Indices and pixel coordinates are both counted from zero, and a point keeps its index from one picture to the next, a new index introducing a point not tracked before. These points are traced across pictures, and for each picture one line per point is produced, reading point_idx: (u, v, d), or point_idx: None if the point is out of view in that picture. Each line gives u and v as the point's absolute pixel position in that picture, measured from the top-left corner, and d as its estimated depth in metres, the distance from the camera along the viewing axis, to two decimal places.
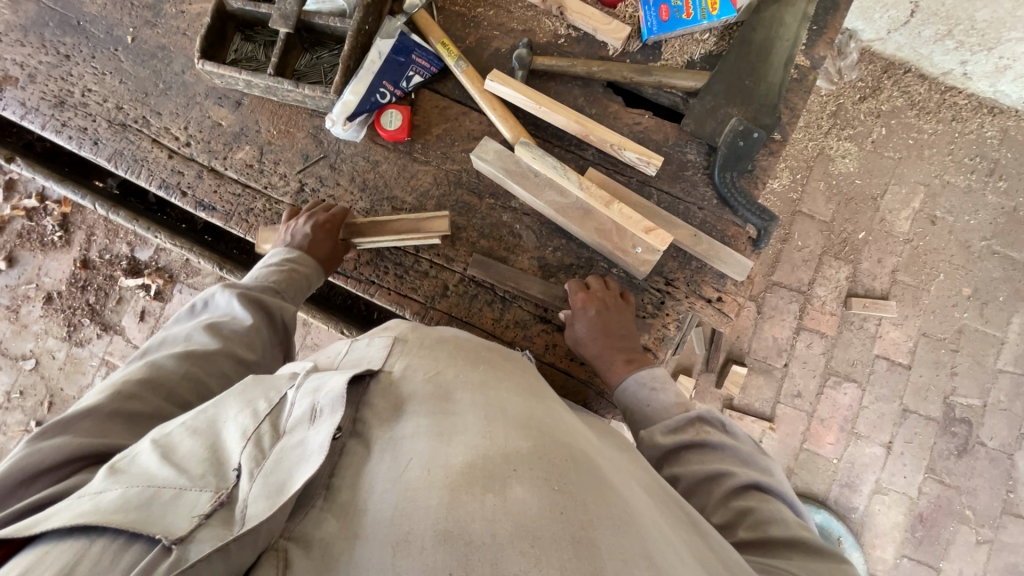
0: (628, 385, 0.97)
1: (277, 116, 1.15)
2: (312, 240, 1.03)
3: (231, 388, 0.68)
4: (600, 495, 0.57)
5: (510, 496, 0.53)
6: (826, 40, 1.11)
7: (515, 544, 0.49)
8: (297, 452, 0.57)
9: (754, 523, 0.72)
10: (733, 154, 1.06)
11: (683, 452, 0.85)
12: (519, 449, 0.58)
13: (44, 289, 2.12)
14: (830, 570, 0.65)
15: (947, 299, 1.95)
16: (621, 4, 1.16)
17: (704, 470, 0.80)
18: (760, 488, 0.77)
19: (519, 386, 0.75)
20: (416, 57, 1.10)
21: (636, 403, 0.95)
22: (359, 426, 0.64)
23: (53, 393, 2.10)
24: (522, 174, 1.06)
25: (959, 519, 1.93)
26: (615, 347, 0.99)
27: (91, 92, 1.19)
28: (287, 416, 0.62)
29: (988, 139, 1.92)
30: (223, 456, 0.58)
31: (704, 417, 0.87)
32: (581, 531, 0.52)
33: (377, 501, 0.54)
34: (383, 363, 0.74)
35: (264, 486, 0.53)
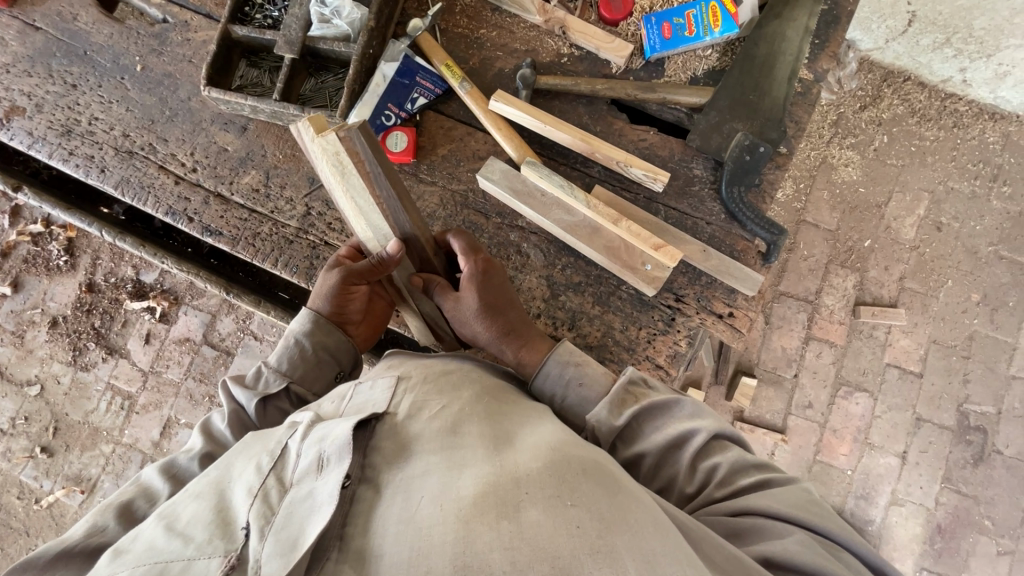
0: (549, 369, 0.91)
1: (282, 141, 1.16)
2: (344, 298, 0.95)
3: (233, 453, 0.69)
4: (614, 498, 0.56)
5: (525, 521, 0.52)
6: (828, 53, 1.11)
7: (536, 568, 0.48)
8: (308, 504, 0.56)
9: (724, 479, 0.76)
10: (740, 168, 1.06)
11: (635, 425, 0.83)
12: (530, 472, 0.57)
13: (49, 314, 2.12)
14: (796, 495, 0.72)
15: (957, 306, 1.94)
16: (623, 21, 1.16)
17: (665, 435, 0.79)
18: (721, 437, 0.79)
19: (524, 405, 0.74)
20: (420, 79, 1.12)
21: (565, 385, 0.89)
22: (368, 470, 0.61)
23: (58, 419, 2.09)
24: (529, 193, 1.06)
25: (979, 529, 1.90)
26: (516, 324, 0.95)
27: (98, 120, 1.20)
28: (293, 467, 0.61)
29: (990, 145, 1.92)
30: (230, 516, 0.58)
31: (633, 378, 0.87)
32: (601, 539, 0.51)
33: (392, 541, 0.52)
34: (388, 404, 0.70)
35: (277, 543, 0.52)
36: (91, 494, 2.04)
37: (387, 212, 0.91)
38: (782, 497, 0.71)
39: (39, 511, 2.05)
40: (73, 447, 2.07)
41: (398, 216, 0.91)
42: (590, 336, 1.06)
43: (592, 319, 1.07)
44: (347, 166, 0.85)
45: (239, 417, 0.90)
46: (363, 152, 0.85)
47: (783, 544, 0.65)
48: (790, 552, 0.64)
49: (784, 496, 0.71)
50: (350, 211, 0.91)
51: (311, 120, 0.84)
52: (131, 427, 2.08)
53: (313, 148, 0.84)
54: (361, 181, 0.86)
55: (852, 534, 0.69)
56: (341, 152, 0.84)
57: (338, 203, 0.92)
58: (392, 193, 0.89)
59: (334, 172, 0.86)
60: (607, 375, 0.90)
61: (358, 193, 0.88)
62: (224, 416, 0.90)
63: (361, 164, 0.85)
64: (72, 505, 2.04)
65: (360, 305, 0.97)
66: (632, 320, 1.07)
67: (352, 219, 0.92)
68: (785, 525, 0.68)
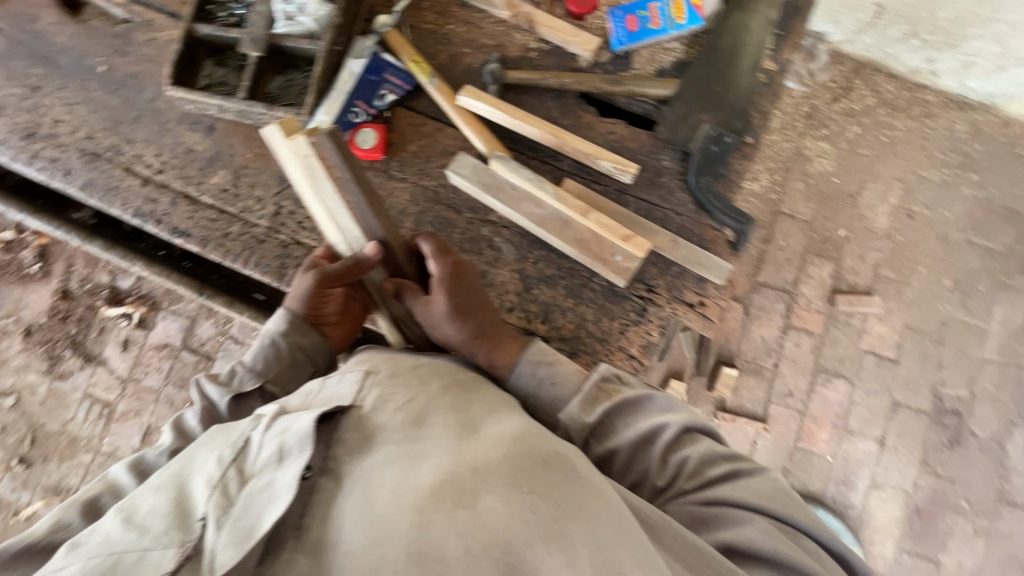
0: (520, 369, 0.89)
1: (251, 140, 1.15)
2: (320, 299, 0.92)
3: (195, 446, 0.66)
4: (572, 487, 0.57)
5: (481, 509, 0.53)
6: (791, 44, 1.13)
7: (488, 555, 0.50)
8: (265, 495, 0.55)
9: (694, 471, 0.78)
10: (707, 159, 1.08)
11: (607, 421, 0.84)
12: (489, 461, 0.58)
13: (23, 322, 2.08)
14: (759, 484, 0.75)
15: (930, 292, 1.98)
16: (589, 15, 1.17)
17: (636, 431, 0.81)
18: (691, 430, 0.81)
19: (491, 397, 0.74)
20: (389, 76, 1.14)
21: (537, 385, 0.88)
22: (330, 462, 0.61)
23: (35, 429, 2.05)
24: (499, 187, 1.07)
25: (956, 510, 1.94)
26: (489, 325, 0.92)
27: (62, 122, 1.18)
28: (255, 458, 0.60)
29: (959, 133, 1.97)
30: (188, 507, 0.57)
31: (606, 376, 0.86)
32: (553, 526, 0.53)
33: (350, 530, 0.53)
34: (355, 398, 0.69)
35: (233, 533, 0.53)
36: None
37: (358, 219, 0.90)
38: (748, 488, 0.75)
39: (17, 523, 2.01)
40: (51, 457, 2.04)
41: (371, 223, 0.90)
42: (563, 328, 1.07)
43: (565, 311, 1.07)
44: (317, 170, 0.85)
45: (210, 413, 0.89)
46: (333, 159, 0.84)
47: (744, 532, 0.70)
48: (751, 540, 0.69)
49: (750, 486, 0.75)
50: (321, 210, 0.92)
51: (280, 124, 0.82)
52: (110, 435, 2.05)
53: (284, 149, 0.84)
54: (331, 186, 0.86)
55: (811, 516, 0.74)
56: (311, 157, 0.83)
57: (309, 201, 0.93)
58: (363, 200, 0.88)
59: (306, 174, 0.86)
60: (581, 372, 0.88)
61: (329, 196, 0.88)
62: (196, 413, 0.89)
63: (331, 171, 0.84)
64: None
65: (337, 306, 0.95)
66: (605, 312, 1.07)
67: (325, 219, 0.93)
68: (747, 513, 0.72)
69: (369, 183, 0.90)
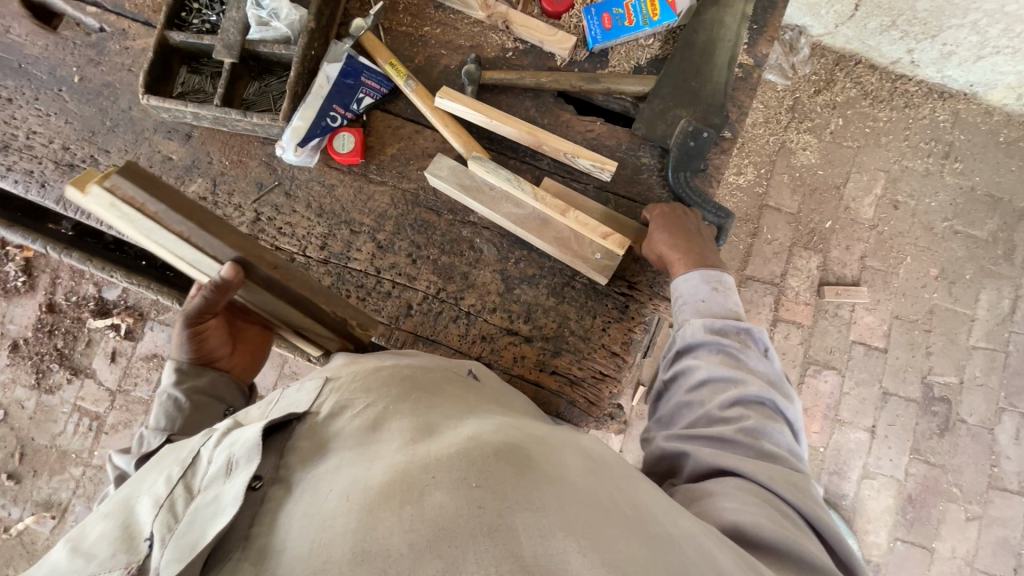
0: (691, 277, 0.98)
1: (228, 147, 1.14)
2: (196, 340, 0.98)
3: (148, 471, 0.69)
4: (522, 478, 0.56)
5: (428, 505, 0.52)
6: (767, 37, 1.14)
7: (432, 549, 0.48)
8: (211, 507, 0.57)
9: (749, 432, 0.79)
10: (684, 154, 1.07)
11: (714, 348, 0.90)
12: (441, 457, 0.57)
13: (10, 337, 2.07)
14: (793, 478, 0.74)
15: (917, 281, 1.99)
16: (565, 14, 1.17)
17: (726, 372, 0.86)
18: (773, 407, 0.83)
19: (457, 403, 0.74)
20: (365, 79, 1.11)
21: (695, 295, 0.97)
22: (282, 471, 0.61)
23: (23, 444, 2.03)
24: (477, 189, 1.07)
25: (948, 497, 1.95)
26: (692, 242, 0.99)
27: (37, 134, 1.17)
28: (203, 475, 0.63)
29: (941, 123, 1.98)
30: (135, 530, 0.59)
31: (752, 334, 0.91)
32: (499, 519, 0.51)
33: (296, 535, 0.52)
34: (311, 404, 0.71)
35: (176, 548, 0.53)
36: (62, 520, 1.99)
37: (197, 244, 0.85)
38: (780, 468, 0.75)
39: (8, 540, 1.99)
40: (41, 472, 2.02)
41: (210, 243, 0.83)
42: (545, 327, 1.06)
43: (547, 310, 1.07)
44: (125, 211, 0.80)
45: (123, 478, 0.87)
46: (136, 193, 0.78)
47: (750, 511, 0.67)
48: (759, 519, 0.66)
49: (780, 466, 0.75)
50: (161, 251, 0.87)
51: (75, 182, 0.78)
52: (100, 448, 2.03)
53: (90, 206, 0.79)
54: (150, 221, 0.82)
55: (827, 523, 0.72)
56: (116, 201, 0.78)
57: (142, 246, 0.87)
58: (188, 225, 0.81)
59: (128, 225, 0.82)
60: (730, 316, 0.95)
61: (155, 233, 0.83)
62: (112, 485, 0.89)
63: (142, 206, 0.79)
64: (43, 531, 1.99)
65: (219, 339, 1.01)
66: (587, 310, 1.07)
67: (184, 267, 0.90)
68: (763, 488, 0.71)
69: (190, 204, 0.83)
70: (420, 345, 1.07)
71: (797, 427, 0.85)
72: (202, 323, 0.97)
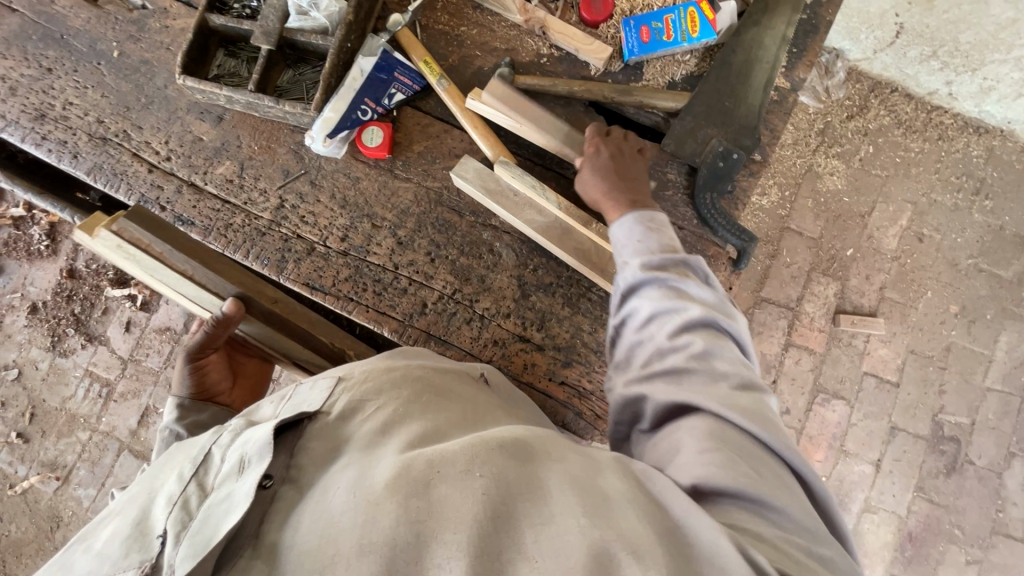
0: (624, 219, 0.94)
1: (258, 132, 1.15)
2: (201, 370, 1.21)
3: (158, 472, 0.69)
4: (522, 470, 0.57)
5: (434, 497, 0.53)
6: (806, 62, 1.13)
7: (439, 538, 0.50)
8: (225, 505, 0.56)
9: (699, 355, 0.77)
10: (712, 174, 1.07)
11: (653, 284, 0.86)
12: (445, 453, 0.58)
13: (29, 299, 2.11)
14: (751, 397, 0.73)
15: (935, 317, 1.96)
16: (603, 24, 1.16)
17: (667, 305, 0.83)
18: (719, 332, 0.80)
19: (464, 408, 0.75)
20: (398, 74, 1.11)
21: (626, 237, 0.92)
22: (292, 471, 0.61)
23: (34, 404, 2.07)
24: (502, 193, 1.07)
25: (949, 538, 1.92)
26: (627, 190, 0.98)
27: (73, 105, 1.19)
28: (215, 473, 0.62)
29: (974, 158, 1.95)
30: (147, 525, 0.58)
31: (690, 263, 0.88)
32: (501, 508, 0.53)
33: (306, 530, 0.53)
34: (323, 403, 0.71)
35: (190, 546, 0.53)
36: (66, 482, 2.03)
37: (199, 280, 1.07)
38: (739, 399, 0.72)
39: (13, 496, 2.03)
40: (49, 433, 2.06)
41: (209, 277, 1.05)
42: (558, 337, 1.06)
43: (561, 320, 1.07)
44: (133, 251, 1.01)
45: None
46: (142, 234, 1.00)
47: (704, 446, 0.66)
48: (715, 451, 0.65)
49: (738, 396, 0.73)
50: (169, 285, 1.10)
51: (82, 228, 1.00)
52: (108, 415, 2.06)
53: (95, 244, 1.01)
54: (154, 260, 1.03)
55: (794, 450, 0.70)
56: (119, 242, 1.00)
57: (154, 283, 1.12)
58: (191, 262, 1.03)
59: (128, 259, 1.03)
60: (670, 247, 0.90)
61: (162, 270, 1.04)
62: None
63: (148, 245, 1.01)
64: (46, 491, 2.02)
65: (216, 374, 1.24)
66: (601, 322, 1.06)
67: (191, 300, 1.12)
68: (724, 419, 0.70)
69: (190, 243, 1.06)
70: (433, 344, 1.07)
71: (746, 341, 0.84)
72: (204, 357, 1.21)
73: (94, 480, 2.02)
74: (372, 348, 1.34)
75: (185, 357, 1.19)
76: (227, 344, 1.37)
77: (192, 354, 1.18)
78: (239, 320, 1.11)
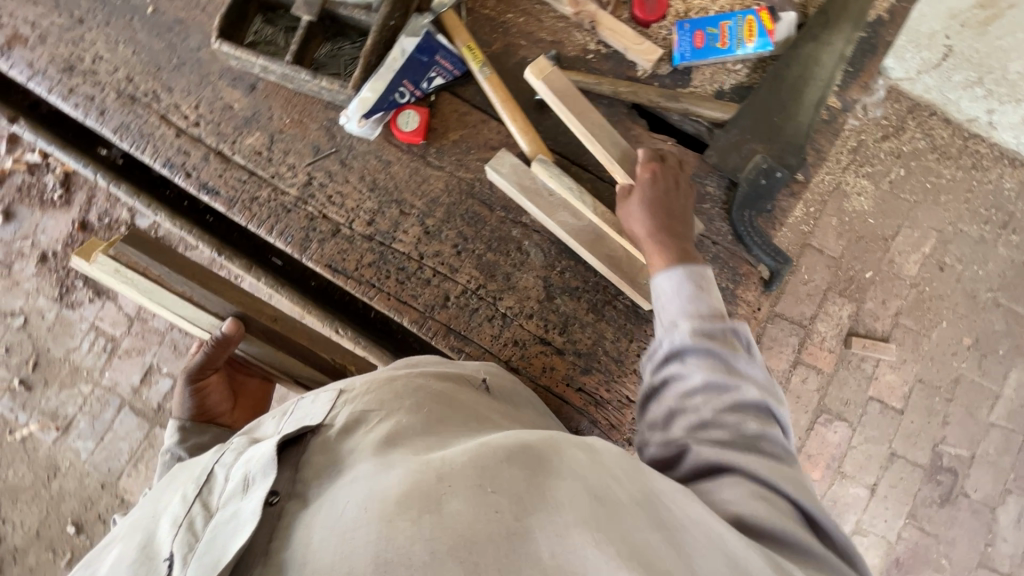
0: (673, 271, 0.90)
1: (290, 105, 1.12)
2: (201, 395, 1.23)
3: (161, 496, 0.69)
4: (534, 480, 0.54)
5: (446, 512, 0.49)
6: (860, 83, 1.09)
7: (454, 555, 0.46)
8: (232, 523, 0.55)
9: (752, 436, 0.74)
10: (753, 192, 1.04)
11: (704, 352, 0.82)
12: (454, 466, 0.55)
13: (39, 247, 2.09)
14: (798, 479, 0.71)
15: (947, 347, 1.94)
16: (655, 24, 1.12)
17: (719, 378, 0.79)
18: (769, 410, 0.78)
19: (465, 415, 0.73)
20: (440, 58, 1.08)
21: (676, 292, 0.88)
22: (298, 486, 0.60)
23: (38, 353, 2.07)
24: (536, 191, 1.05)
25: (935, 567, 1.93)
26: (673, 237, 0.94)
27: (103, 60, 1.15)
28: (219, 493, 0.62)
29: (1006, 190, 1.91)
30: (154, 549, 0.58)
31: (737, 332, 0.84)
32: (517, 524, 0.49)
33: (317, 550, 0.50)
34: (326, 416, 0.71)
35: (199, 567, 0.52)
36: (65, 433, 2.04)
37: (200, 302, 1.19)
38: (795, 479, 0.71)
39: (12, 442, 2.04)
40: (52, 383, 2.06)
41: (209, 298, 1.17)
42: (580, 342, 1.04)
43: (585, 326, 1.05)
44: (134, 275, 1.15)
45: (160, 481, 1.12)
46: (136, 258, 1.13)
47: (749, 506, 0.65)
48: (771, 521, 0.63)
49: (787, 474, 0.71)
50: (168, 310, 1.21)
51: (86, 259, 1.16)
52: (111, 370, 2.06)
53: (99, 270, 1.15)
54: (151, 282, 1.17)
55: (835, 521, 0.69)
56: (118, 266, 1.13)
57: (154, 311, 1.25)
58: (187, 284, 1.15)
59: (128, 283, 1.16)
60: (717, 313, 0.86)
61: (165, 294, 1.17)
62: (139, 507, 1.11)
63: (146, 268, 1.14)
64: (44, 441, 2.03)
65: (216, 397, 1.25)
66: (625, 332, 1.04)
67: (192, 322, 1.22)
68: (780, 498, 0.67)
69: (187, 264, 1.17)
70: (451, 339, 1.05)
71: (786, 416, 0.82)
72: (203, 379, 1.23)
73: (93, 433, 2.03)
74: (385, 333, 1.32)
75: (185, 380, 1.22)
76: (228, 365, 1.39)
77: (191, 375, 1.22)
78: (238, 339, 1.17)
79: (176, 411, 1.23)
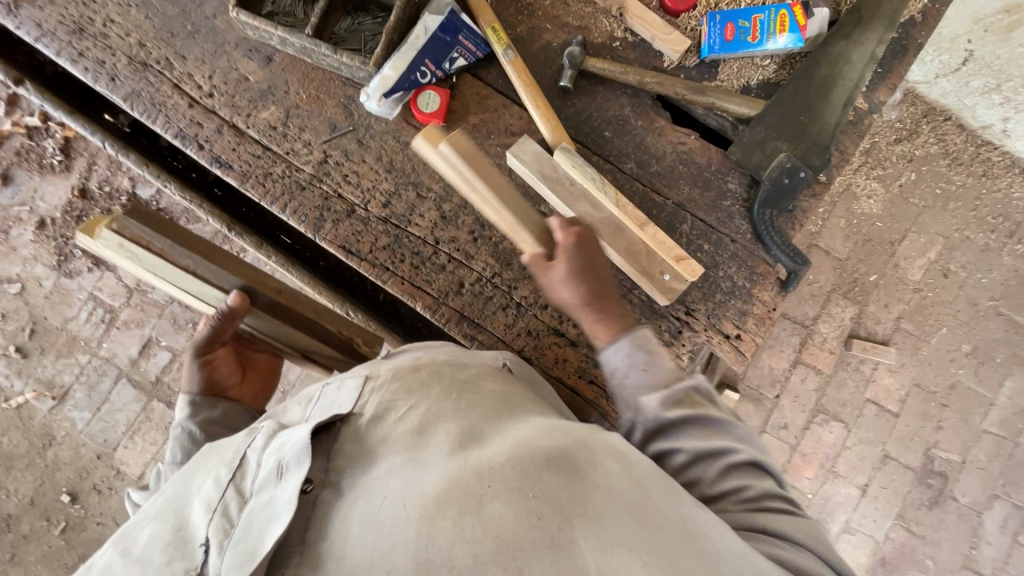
0: (617, 349, 0.88)
1: (308, 80, 1.09)
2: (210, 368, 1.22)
3: (194, 474, 0.72)
4: (575, 486, 0.54)
5: (488, 515, 0.50)
6: (888, 85, 1.07)
7: (496, 560, 0.47)
8: (268, 510, 0.57)
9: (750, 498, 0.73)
10: (776, 191, 1.02)
11: (677, 424, 0.80)
12: (493, 464, 0.55)
13: (38, 213, 2.06)
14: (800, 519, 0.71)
15: (945, 353, 1.96)
16: (684, 14, 1.10)
17: (699, 445, 0.77)
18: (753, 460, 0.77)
19: (496, 398, 0.71)
20: (463, 38, 1.05)
21: (627, 372, 0.86)
22: (331, 475, 0.61)
23: (35, 321, 2.04)
24: (557, 179, 1.03)
25: (920, 567, 1.97)
26: (603, 303, 0.91)
27: (114, 23, 1.12)
28: (252, 479, 0.64)
29: (1016, 199, 1.90)
30: (190, 531, 0.62)
31: (699, 387, 0.83)
32: (560, 532, 0.50)
33: (358, 544, 0.51)
34: (354, 405, 0.70)
35: (236, 555, 0.54)
36: (61, 402, 2.02)
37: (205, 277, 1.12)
38: (800, 526, 0.70)
39: (7, 410, 2.02)
40: (48, 352, 2.04)
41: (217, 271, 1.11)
42: None
43: None
44: (136, 249, 1.06)
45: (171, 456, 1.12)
46: (142, 232, 1.06)
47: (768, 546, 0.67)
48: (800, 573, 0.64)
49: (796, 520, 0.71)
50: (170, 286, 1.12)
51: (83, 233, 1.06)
52: (108, 341, 2.04)
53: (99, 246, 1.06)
54: (154, 256, 1.07)
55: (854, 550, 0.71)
56: (122, 241, 1.06)
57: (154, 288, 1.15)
58: (193, 256, 1.09)
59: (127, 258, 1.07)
60: (675, 371, 0.85)
61: (166, 270, 1.08)
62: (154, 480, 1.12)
63: (148, 242, 1.06)
64: (40, 409, 2.02)
65: (225, 370, 1.24)
66: None
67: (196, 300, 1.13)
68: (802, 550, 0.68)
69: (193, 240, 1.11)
70: (465, 326, 1.04)
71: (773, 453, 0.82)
72: (211, 352, 1.22)
73: (89, 404, 2.02)
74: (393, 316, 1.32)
75: (192, 353, 1.21)
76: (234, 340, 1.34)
77: (199, 349, 1.20)
78: (245, 312, 1.12)
79: (185, 385, 1.21)
